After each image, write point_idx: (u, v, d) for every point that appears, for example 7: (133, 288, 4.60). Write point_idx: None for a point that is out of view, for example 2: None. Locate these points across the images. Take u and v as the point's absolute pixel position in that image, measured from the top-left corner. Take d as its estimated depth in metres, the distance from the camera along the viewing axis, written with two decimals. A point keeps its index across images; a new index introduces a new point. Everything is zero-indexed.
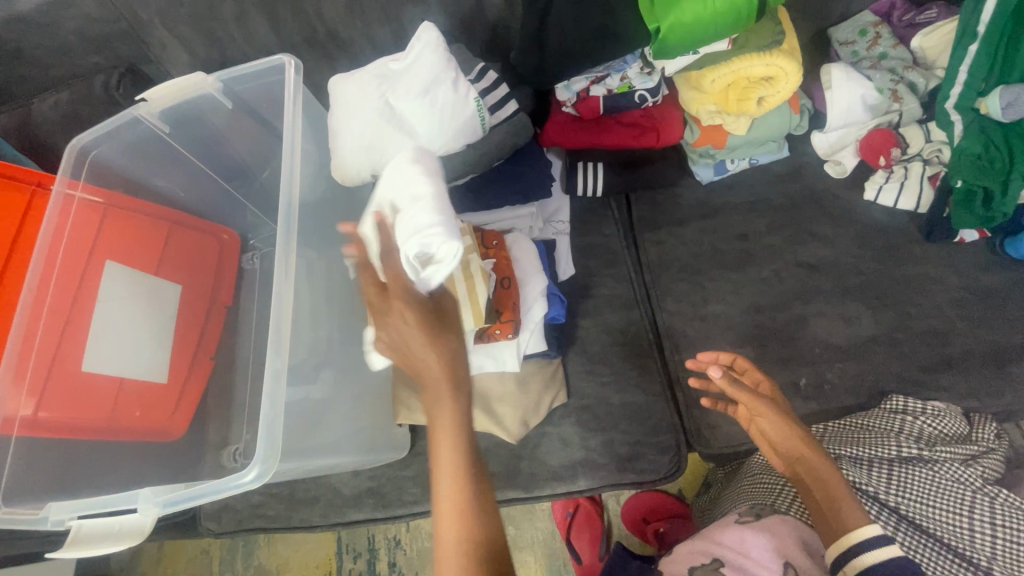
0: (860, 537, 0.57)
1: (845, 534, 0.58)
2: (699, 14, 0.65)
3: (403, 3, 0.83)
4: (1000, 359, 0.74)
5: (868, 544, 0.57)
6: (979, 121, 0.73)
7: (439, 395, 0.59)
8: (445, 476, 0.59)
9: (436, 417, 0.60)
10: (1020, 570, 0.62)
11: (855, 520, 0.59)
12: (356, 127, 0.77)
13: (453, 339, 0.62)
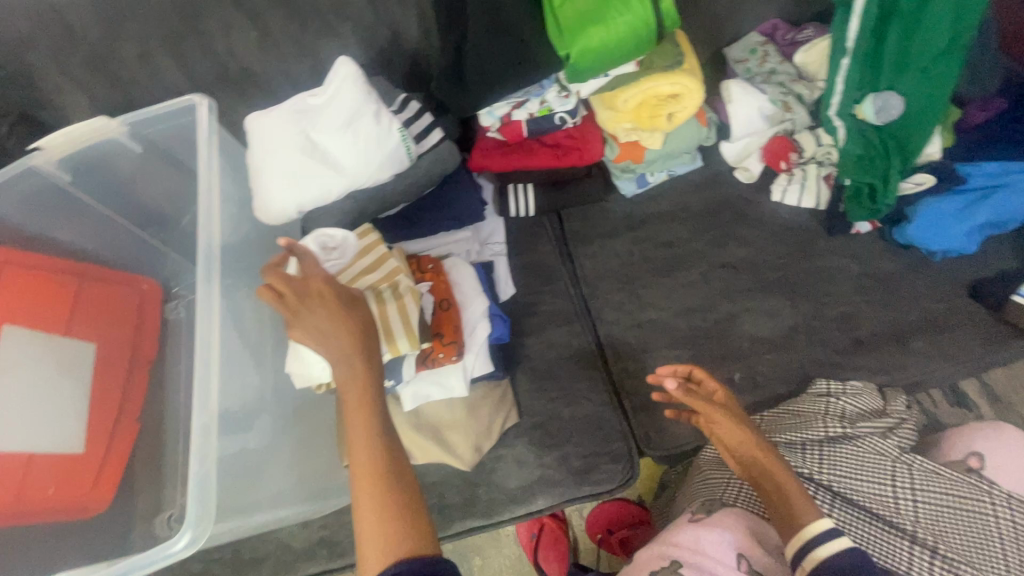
0: (814, 531, 0.58)
1: (800, 530, 0.59)
2: (604, 40, 0.69)
3: (320, 39, 0.83)
4: (903, 336, 0.81)
5: (823, 539, 0.58)
6: (858, 125, 0.82)
7: (345, 353, 0.62)
8: (360, 445, 0.59)
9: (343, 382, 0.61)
10: (940, 530, 0.65)
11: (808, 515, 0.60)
12: (279, 165, 0.75)
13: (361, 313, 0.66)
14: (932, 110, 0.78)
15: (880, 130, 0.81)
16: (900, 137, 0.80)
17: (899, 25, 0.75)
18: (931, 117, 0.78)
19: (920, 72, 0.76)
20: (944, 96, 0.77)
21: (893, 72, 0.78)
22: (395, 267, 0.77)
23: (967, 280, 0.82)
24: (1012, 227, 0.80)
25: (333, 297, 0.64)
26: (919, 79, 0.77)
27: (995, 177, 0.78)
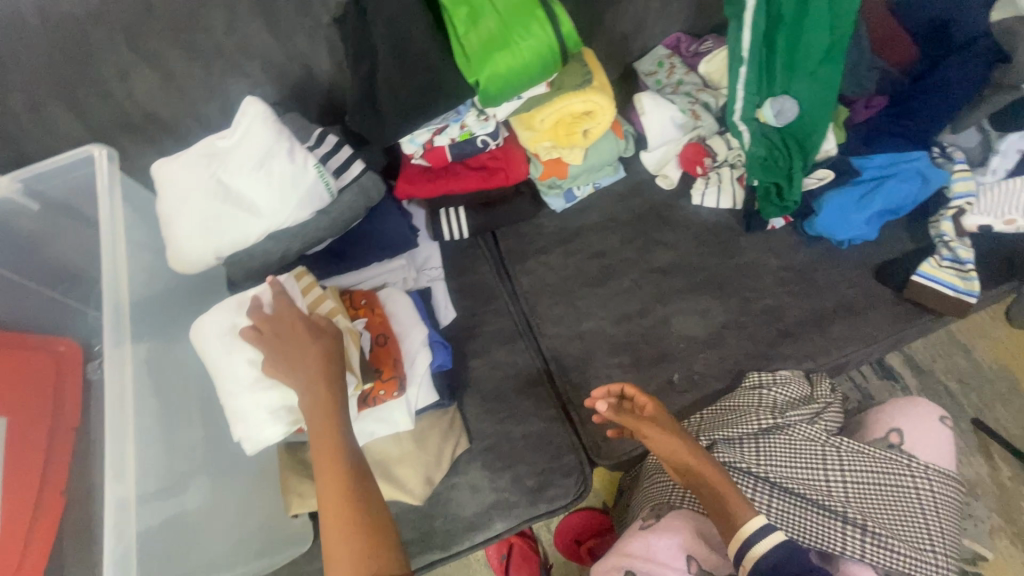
0: (751, 529, 0.61)
1: (738, 529, 0.62)
2: (511, 65, 0.71)
3: (227, 78, 0.81)
4: (824, 322, 0.86)
5: (756, 539, 0.61)
6: (760, 129, 0.87)
7: (314, 382, 0.61)
8: (327, 467, 0.60)
9: (312, 411, 0.61)
10: (868, 506, 0.69)
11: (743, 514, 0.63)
12: (191, 213, 0.72)
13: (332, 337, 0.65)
14: (823, 110, 0.83)
15: (779, 131, 0.86)
16: (797, 136, 0.86)
17: (784, 34, 0.80)
18: (822, 116, 0.83)
19: (808, 76, 0.82)
20: (831, 97, 0.83)
21: (783, 77, 0.83)
22: (332, 308, 0.72)
23: (873, 264, 0.88)
24: (906, 212, 0.86)
25: (300, 324, 0.64)
26: (807, 83, 0.82)
27: (884, 168, 0.84)
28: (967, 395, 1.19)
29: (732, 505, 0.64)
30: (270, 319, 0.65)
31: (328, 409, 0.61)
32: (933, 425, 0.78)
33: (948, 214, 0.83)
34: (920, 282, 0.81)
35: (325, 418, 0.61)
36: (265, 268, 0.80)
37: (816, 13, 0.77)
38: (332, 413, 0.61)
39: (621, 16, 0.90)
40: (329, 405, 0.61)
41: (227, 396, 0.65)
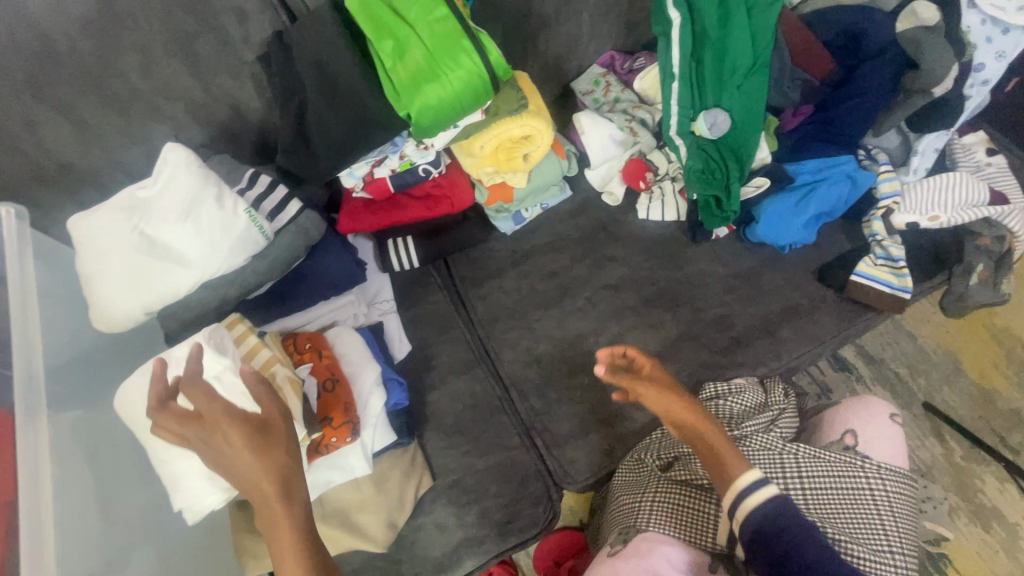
0: (743, 484, 0.64)
1: (732, 484, 0.65)
2: (441, 96, 0.70)
3: (148, 123, 0.77)
4: (772, 326, 0.88)
5: (750, 491, 0.64)
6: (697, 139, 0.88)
7: (267, 503, 0.57)
8: None
9: (271, 532, 0.57)
10: (824, 509, 0.71)
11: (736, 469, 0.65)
12: (114, 269, 0.68)
13: (278, 439, 0.59)
14: (754, 121, 0.85)
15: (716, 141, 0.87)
16: (733, 146, 0.87)
17: (712, 48, 0.82)
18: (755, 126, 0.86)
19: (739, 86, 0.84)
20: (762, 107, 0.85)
21: (716, 89, 0.85)
22: (269, 357, 0.69)
23: (814, 266, 0.90)
24: (840, 214, 0.89)
25: (241, 432, 0.57)
26: (739, 94, 0.84)
27: (815, 173, 0.86)
28: (915, 380, 1.24)
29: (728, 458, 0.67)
30: (203, 423, 0.57)
31: (288, 530, 0.57)
32: (883, 422, 0.81)
33: (878, 214, 0.86)
34: (860, 281, 0.84)
35: (289, 537, 0.57)
36: (201, 318, 0.76)
37: (737, 30, 0.81)
38: (294, 534, 0.57)
39: (553, 39, 0.91)
40: (286, 524, 0.57)
41: (162, 464, 0.62)
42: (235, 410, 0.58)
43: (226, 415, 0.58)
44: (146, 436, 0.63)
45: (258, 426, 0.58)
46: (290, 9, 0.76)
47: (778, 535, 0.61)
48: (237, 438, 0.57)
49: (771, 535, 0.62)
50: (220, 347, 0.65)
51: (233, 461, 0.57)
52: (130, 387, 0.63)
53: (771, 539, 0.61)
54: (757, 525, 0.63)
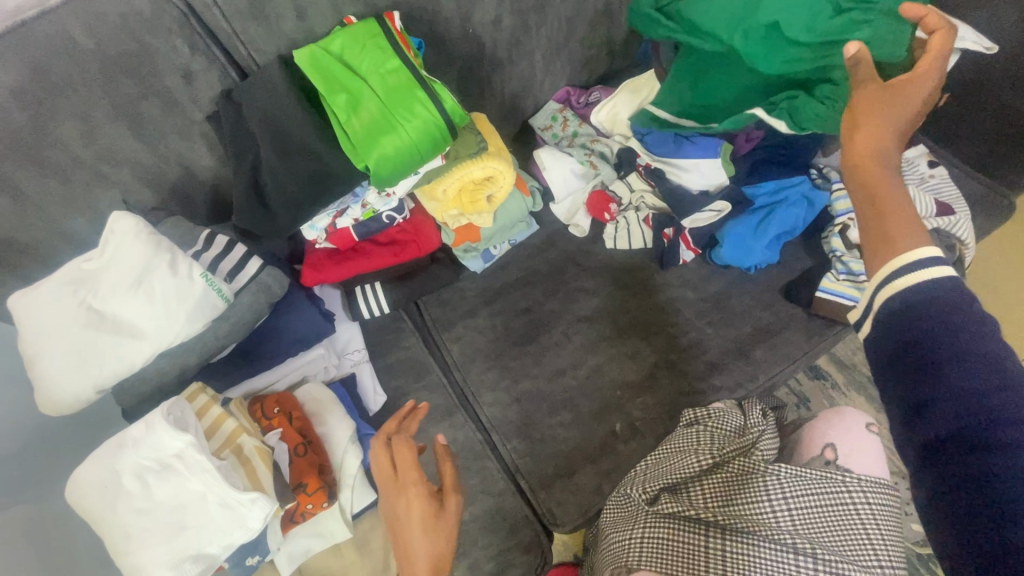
0: (909, 266, 0.49)
1: (898, 260, 0.50)
2: (399, 146, 0.70)
3: (93, 189, 0.75)
4: (745, 348, 0.89)
5: (914, 270, 0.49)
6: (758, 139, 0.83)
7: None
8: None
9: None
10: (811, 529, 0.70)
11: (909, 246, 0.50)
12: (60, 348, 0.64)
13: (450, 527, 0.65)
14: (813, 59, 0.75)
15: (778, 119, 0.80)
16: (808, 101, 0.77)
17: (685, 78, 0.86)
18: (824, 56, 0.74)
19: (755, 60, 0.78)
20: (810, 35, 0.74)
21: (729, 89, 0.83)
22: (234, 428, 0.65)
23: (780, 284, 0.92)
24: (800, 231, 0.91)
25: (422, 508, 0.64)
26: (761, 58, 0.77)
27: (773, 194, 0.89)
28: None
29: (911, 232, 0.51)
30: (398, 468, 0.66)
31: None
32: (862, 435, 0.82)
33: (835, 231, 0.87)
34: (824, 298, 0.86)
35: None
36: (159, 389, 0.72)
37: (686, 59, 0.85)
38: None
39: (507, 79, 0.92)
40: None
41: (126, 554, 0.58)
42: (422, 479, 0.66)
43: (417, 484, 0.65)
44: (106, 524, 0.59)
45: (439, 504, 0.65)
46: (239, 66, 0.75)
47: (920, 317, 0.47)
48: (417, 509, 0.64)
49: (912, 317, 0.48)
50: (179, 423, 0.61)
51: (405, 535, 0.63)
52: (82, 474, 0.59)
53: (914, 316, 0.47)
54: (910, 289, 0.48)
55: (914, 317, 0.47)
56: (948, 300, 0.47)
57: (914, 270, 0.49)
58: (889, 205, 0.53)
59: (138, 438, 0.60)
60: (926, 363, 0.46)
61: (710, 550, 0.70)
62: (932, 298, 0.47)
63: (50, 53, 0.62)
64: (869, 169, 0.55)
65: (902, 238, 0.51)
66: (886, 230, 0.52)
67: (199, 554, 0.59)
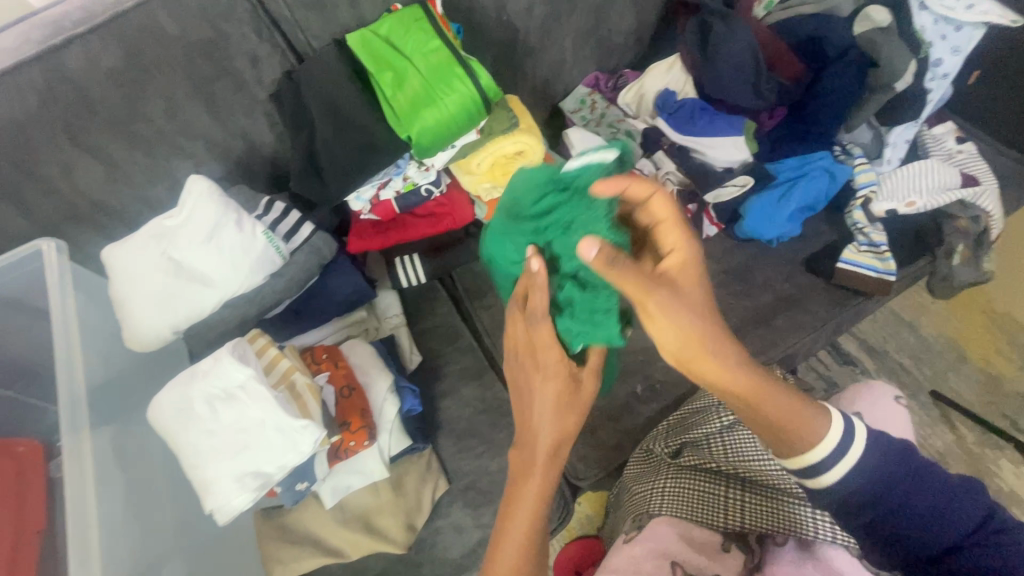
0: (819, 454, 0.58)
1: (802, 456, 0.58)
2: (439, 119, 0.77)
3: (171, 160, 0.84)
4: (766, 317, 0.91)
5: (828, 458, 0.58)
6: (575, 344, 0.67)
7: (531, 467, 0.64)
8: (512, 550, 0.62)
9: (518, 489, 0.64)
10: None
11: (818, 434, 0.58)
12: (144, 293, 0.74)
13: (574, 413, 0.64)
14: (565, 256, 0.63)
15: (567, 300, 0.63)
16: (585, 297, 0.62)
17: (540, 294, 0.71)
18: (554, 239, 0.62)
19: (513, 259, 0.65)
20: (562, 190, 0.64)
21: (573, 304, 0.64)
22: (288, 366, 0.73)
23: (803, 257, 0.94)
24: (822, 206, 0.93)
25: (560, 384, 0.63)
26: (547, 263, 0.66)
27: (796, 170, 0.91)
28: (920, 369, 1.27)
29: (812, 425, 0.58)
30: (528, 339, 0.64)
31: (542, 492, 0.64)
32: (890, 405, 0.82)
33: (858, 204, 0.91)
34: (846, 268, 0.88)
35: (535, 495, 0.64)
36: (222, 336, 0.81)
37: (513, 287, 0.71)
38: (541, 493, 0.64)
39: (539, 65, 0.97)
40: (543, 487, 0.64)
41: (197, 469, 0.67)
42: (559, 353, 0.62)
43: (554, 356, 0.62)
44: (179, 441, 0.68)
45: (569, 390, 0.63)
46: (297, 51, 0.83)
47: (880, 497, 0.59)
48: (551, 383, 0.63)
49: (864, 512, 0.59)
50: (243, 359, 0.69)
51: (532, 413, 0.64)
52: (162, 398, 0.69)
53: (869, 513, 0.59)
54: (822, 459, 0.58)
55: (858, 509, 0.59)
56: (887, 473, 0.59)
57: (828, 465, 0.58)
58: (771, 413, 0.57)
59: (206, 370, 0.68)
60: (897, 527, 0.58)
61: (730, 499, 0.73)
62: (869, 494, 0.59)
63: (143, 38, 0.72)
64: (722, 379, 0.55)
65: (806, 428, 0.58)
66: (779, 429, 0.58)
67: (258, 472, 0.66)
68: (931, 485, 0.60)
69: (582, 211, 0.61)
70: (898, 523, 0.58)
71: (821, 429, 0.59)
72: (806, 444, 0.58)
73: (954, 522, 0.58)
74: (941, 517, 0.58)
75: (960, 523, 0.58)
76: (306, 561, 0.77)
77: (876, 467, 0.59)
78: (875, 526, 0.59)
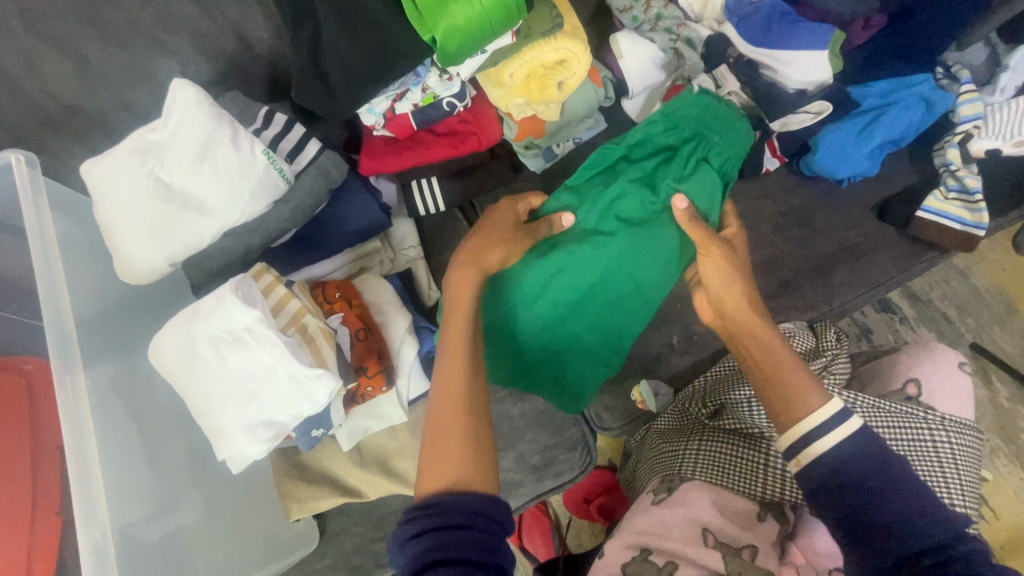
0: (811, 421, 0.58)
1: (795, 423, 0.59)
2: (469, 15, 0.62)
3: (152, 58, 0.70)
4: (822, 269, 0.81)
5: (821, 425, 0.58)
6: (688, 175, 0.72)
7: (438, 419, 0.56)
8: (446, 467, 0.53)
9: (434, 436, 0.55)
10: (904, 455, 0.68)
11: (808, 406, 0.59)
12: (133, 217, 0.64)
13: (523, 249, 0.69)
14: (710, 192, 0.71)
15: (700, 189, 0.71)
16: (711, 173, 0.72)
17: (692, 169, 0.72)
18: (704, 180, 0.71)
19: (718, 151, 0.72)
20: (715, 161, 0.72)
21: (703, 181, 0.71)
22: (299, 308, 0.66)
23: (873, 203, 0.83)
24: (907, 142, 0.81)
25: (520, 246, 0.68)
26: (665, 163, 0.73)
27: (885, 96, 0.78)
28: (964, 320, 1.20)
29: (803, 390, 0.60)
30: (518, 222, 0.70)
31: (457, 434, 0.55)
32: (951, 373, 0.75)
33: (954, 141, 0.78)
34: (925, 218, 0.77)
35: (454, 441, 0.54)
36: (225, 268, 0.73)
37: (701, 180, 0.71)
38: (461, 440, 0.55)
39: None
40: (456, 434, 0.55)
41: (206, 415, 0.62)
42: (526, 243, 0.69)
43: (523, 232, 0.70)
44: (184, 383, 0.63)
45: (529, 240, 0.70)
46: None
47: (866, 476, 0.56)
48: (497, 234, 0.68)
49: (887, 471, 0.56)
50: (248, 299, 0.62)
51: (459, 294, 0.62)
52: (162, 338, 0.62)
53: (842, 488, 0.56)
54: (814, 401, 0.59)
55: (843, 495, 0.56)
56: (864, 466, 0.56)
57: (809, 436, 0.58)
58: (788, 375, 0.62)
59: (209, 310, 0.61)
60: (886, 525, 0.54)
61: (768, 467, 0.69)
62: (844, 481, 0.57)
63: None
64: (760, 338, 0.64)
65: (795, 398, 0.60)
66: (778, 387, 0.62)
67: (272, 421, 0.62)
68: (913, 495, 0.56)
69: (707, 168, 0.72)
70: (880, 519, 0.54)
71: (818, 399, 0.59)
72: (794, 409, 0.60)
73: (929, 532, 0.54)
74: (927, 524, 0.54)
75: (946, 538, 0.53)
76: (320, 501, 0.75)
77: (852, 458, 0.57)
78: (854, 522, 0.55)
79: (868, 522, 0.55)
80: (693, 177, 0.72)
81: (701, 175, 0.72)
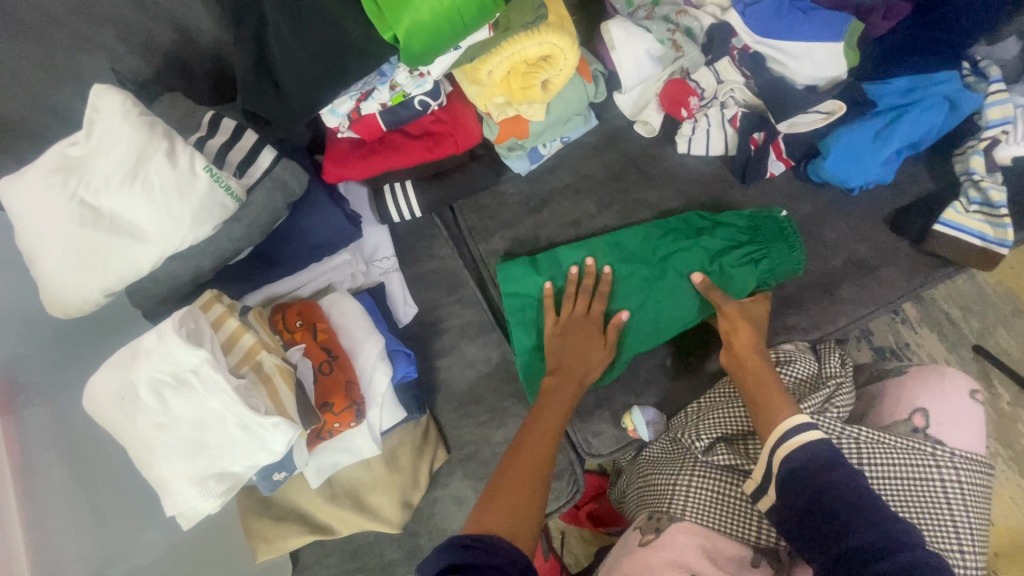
0: (789, 426, 0.59)
1: (777, 425, 0.59)
2: (437, 9, 0.54)
3: (77, 54, 0.62)
4: (827, 285, 0.76)
5: (792, 433, 0.58)
6: (738, 261, 0.75)
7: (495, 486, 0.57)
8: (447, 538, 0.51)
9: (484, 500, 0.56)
10: (912, 496, 0.63)
11: (785, 411, 0.60)
12: (54, 244, 0.56)
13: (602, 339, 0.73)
14: (746, 283, 0.74)
15: (740, 275, 0.74)
16: (754, 269, 0.74)
17: (743, 260, 0.75)
18: (751, 269, 0.74)
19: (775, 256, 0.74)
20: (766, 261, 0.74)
21: (747, 270, 0.74)
22: (253, 344, 0.59)
23: (884, 214, 0.77)
24: (926, 145, 0.74)
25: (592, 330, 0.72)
26: (716, 244, 0.76)
27: (904, 96, 0.70)
28: (968, 321, 1.16)
29: (777, 401, 0.61)
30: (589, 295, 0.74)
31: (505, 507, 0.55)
32: (959, 401, 0.70)
33: (979, 147, 0.72)
34: (942, 231, 0.72)
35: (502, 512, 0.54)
36: (172, 292, 0.66)
37: (747, 273, 0.74)
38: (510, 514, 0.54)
39: None
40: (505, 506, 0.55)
41: (150, 468, 0.56)
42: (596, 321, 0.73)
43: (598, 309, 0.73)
44: (123, 432, 0.56)
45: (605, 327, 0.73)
46: None
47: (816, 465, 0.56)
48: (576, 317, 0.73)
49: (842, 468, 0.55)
50: (194, 337, 0.56)
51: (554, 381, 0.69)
52: (99, 382, 0.56)
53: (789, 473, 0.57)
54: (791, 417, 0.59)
55: (799, 489, 0.56)
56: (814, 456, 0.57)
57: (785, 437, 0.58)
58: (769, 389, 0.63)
59: (147, 353, 0.54)
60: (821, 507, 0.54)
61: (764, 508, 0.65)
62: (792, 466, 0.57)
63: None
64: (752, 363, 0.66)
65: (770, 406, 0.61)
66: (760, 400, 0.63)
67: (224, 473, 0.56)
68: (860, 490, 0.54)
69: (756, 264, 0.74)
70: (814, 500, 0.55)
71: (786, 412, 0.60)
72: (774, 422, 0.60)
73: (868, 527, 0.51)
74: (866, 518, 0.52)
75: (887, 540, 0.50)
76: (286, 541, 0.70)
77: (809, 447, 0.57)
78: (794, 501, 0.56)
79: (804, 501, 0.55)
80: (744, 268, 0.74)
81: (748, 267, 0.74)
